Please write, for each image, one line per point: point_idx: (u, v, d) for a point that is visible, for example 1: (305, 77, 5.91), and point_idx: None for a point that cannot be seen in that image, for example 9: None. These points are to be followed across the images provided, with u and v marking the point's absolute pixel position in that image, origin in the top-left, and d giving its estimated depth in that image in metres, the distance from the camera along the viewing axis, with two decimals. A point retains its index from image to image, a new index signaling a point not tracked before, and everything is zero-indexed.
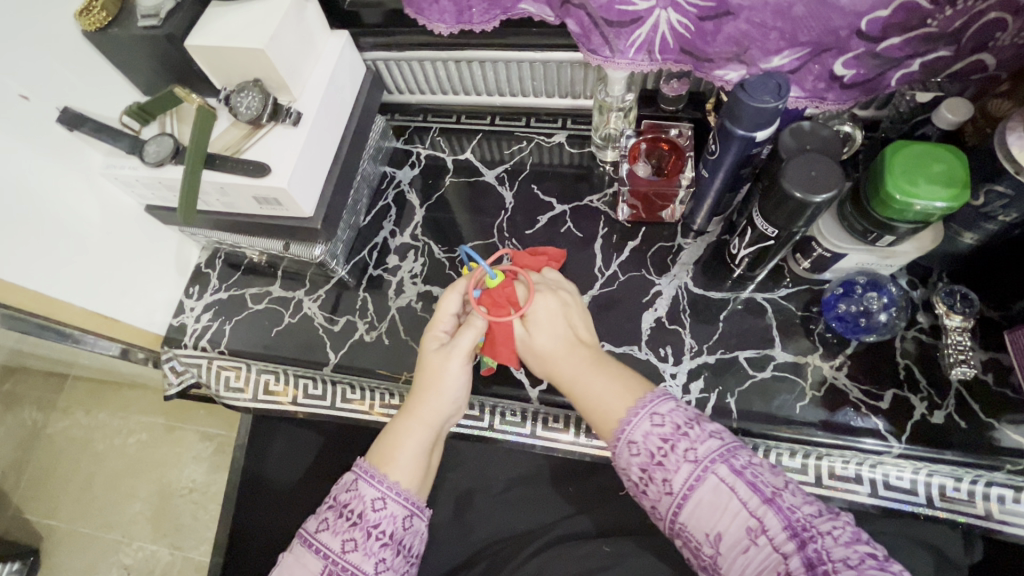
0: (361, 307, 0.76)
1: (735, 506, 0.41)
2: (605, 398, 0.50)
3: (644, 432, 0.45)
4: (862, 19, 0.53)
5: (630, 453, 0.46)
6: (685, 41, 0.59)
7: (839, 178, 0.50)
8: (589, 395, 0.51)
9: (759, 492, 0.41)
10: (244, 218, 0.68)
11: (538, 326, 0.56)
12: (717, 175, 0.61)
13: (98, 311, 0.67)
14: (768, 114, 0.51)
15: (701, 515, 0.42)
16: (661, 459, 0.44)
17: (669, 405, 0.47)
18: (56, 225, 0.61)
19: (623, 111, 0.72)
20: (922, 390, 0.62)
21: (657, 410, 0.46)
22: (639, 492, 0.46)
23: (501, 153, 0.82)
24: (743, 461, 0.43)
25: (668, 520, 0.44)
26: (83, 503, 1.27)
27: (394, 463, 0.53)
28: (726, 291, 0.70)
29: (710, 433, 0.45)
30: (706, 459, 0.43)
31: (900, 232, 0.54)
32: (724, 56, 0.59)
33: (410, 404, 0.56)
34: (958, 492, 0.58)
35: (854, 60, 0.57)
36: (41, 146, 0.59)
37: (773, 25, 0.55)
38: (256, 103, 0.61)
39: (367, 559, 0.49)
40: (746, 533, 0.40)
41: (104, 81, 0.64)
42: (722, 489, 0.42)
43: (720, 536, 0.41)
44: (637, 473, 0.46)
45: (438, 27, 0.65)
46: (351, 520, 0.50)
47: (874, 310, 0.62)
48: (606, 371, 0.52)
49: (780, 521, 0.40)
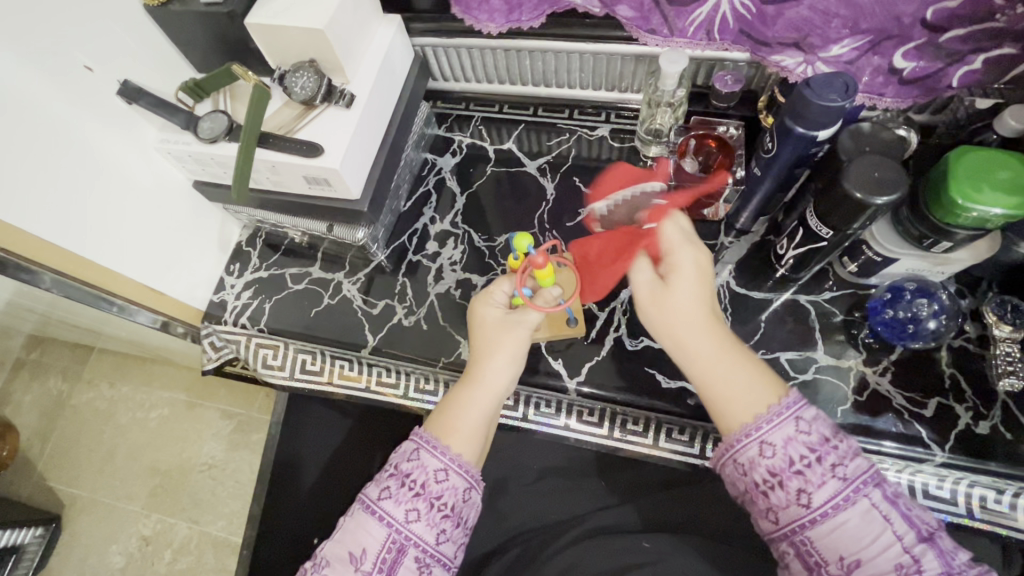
0: (400, 291, 0.77)
1: (885, 538, 0.43)
2: (737, 390, 0.48)
3: (785, 437, 0.45)
4: (927, 8, 0.53)
5: (762, 453, 0.46)
6: (746, 22, 0.60)
7: (902, 181, 0.49)
8: (716, 382, 0.50)
9: (915, 530, 0.44)
10: (291, 197, 0.69)
11: (682, 276, 0.53)
12: (770, 173, 0.60)
13: (147, 283, 0.69)
14: (832, 112, 0.51)
15: (842, 535, 0.43)
16: (805, 469, 0.45)
17: (815, 413, 0.47)
18: (111, 197, 0.63)
19: (673, 106, 0.71)
20: (968, 399, 0.61)
21: (805, 417, 0.46)
22: (757, 493, 0.46)
23: (544, 145, 0.82)
24: (894, 491, 0.45)
25: (789, 529, 0.45)
26: (106, 474, 1.29)
27: (454, 431, 0.53)
28: (769, 291, 0.69)
29: (859, 455, 0.46)
30: (860, 482, 0.44)
31: (957, 239, 0.54)
32: (781, 41, 0.60)
33: (473, 372, 0.57)
34: (999, 505, 0.56)
35: (916, 51, 0.57)
36: (100, 118, 0.60)
37: (838, 13, 0.56)
38: (312, 85, 0.61)
39: (429, 530, 0.50)
40: (896, 568, 0.42)
41: (162, 57, 0.65)
42: (875, 516, 0.43)
43: (858, 562, 0.43)
44: (763, 475, 0.46)
45: (487, 26, 0.68)
46: (414, 490, 0.51)
47: (923, 317, 0.61)
48: (741, 361, 0.50)
49: (937, 565, 0.42)
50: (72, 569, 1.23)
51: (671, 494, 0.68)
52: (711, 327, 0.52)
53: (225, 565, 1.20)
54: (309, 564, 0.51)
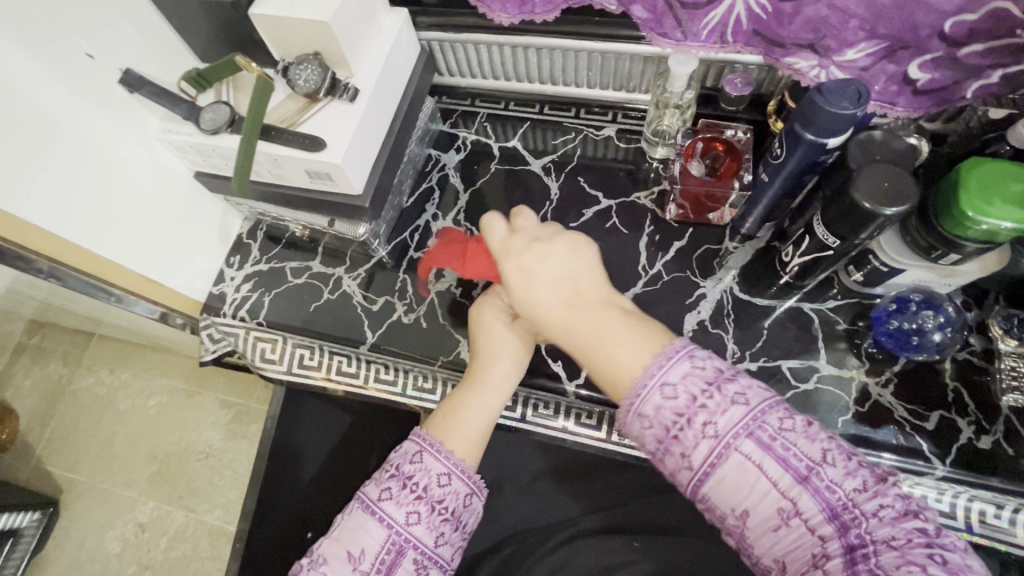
0: (400, 288, 0.76)
1: (760, 487, 0.41)
2: (616, 348, 0.48)
3: (655, 406, 0.44)
4: (946, 20, 0.53)
5: (642, 424, 0.45)
6: (761, 22, 0.59)
7: (912, 191, 0.48)
8: (597, 355, 0.49)
9: (792, 471, 0.40)
10: (291, 191, 0.68)
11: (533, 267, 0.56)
12: (777, 179, 0.59)
13: (147, 274, 0.69)
14: (843, 119, 0.50)
15: (726, 490, 0.42)
16: (677, 433, 0.43)
17: (683, 368, 0.44)
18: (113, 186, 0.62)
19: (680, 109, 0.70)
20: (971, 413, 0.61)
21: (669, 380, 0.44)
22: (656, 459, 0.46)
23: (550, 143, 0.81)
24: (770, 432, 0.41)
25: (688, 489, 0.44)
26: (103, 460, 1.29)
27: (457, 435, 0.55)
28: (772, 297, 0.69)
29: (732, 401, 0.42)
30: (729, 437, 0.41)
31: (966, 251, 0.53)
32: (797, 41, 0.59)
33: (476, 377, 0.59)
34: (998, 520, 0.56)
35: (932, 62, 0.56)
36: (101, 106, 0.59)
37: (855, 12, 0.55)
38: (315, 78, 0.60)
39: (429, 532, 0.51)
40: (777, 514, 0.40)
41: (165, 45, 0.64)
42: (748, 468, 0.41)
43: (747, 513, 0.41)
44: (652, 443, 0.45)
45: (499, 18, 0.67)
46: (417, 492, 0.52)
47: (928, 329, 0.60)
48: (613, 327, 0.50)
49: (816, 505, 0.39)
50: (66, 554, 1.24)
51: (667, 499, 0.67)
52: (574, 304, 0.53)
53: (220, 553, 1.21)
54: (305, 559, 0.51)
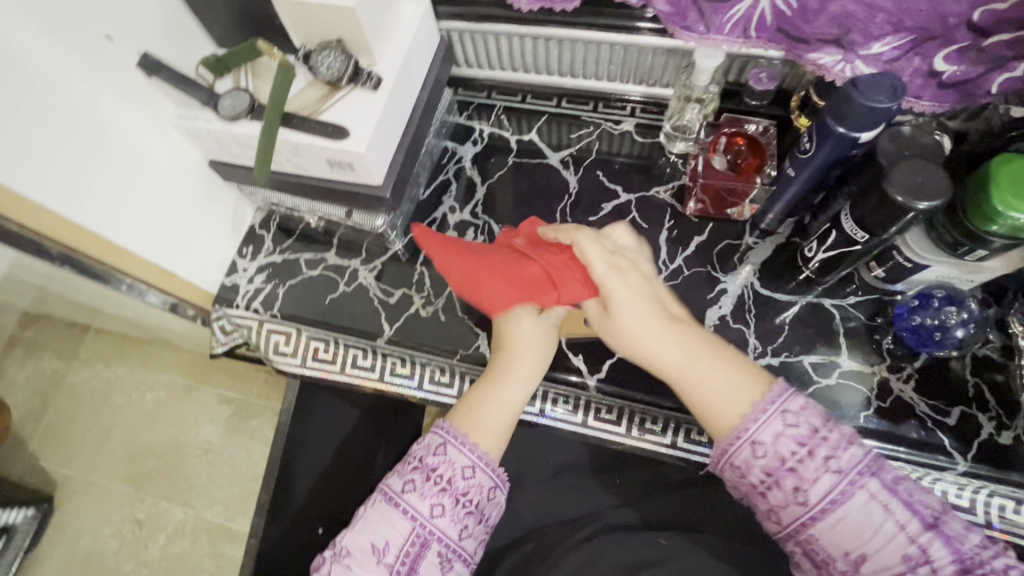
0: (417, 281, 0.75)
1: (888, 528, 0.43)
2: (718, 382, 0.50)
3: (773, 434, 0.46)
4: (976, 9, 0.52)
5: (754, 453, 0.47)
6: (785, 19, 0.59)
7: (946, 186, 0.49)
8: (698, 386, 0.51)
9: (919, 516, 0.43)
10: (311, 180, 0.67)
11: (626, 289, 0.55)
12: (804, 174, 0.59)
13: (161, 263, 0.67)
14: (877, 113, 0.50)
15: (844, 530, 0.44)
16: (795, 466, 0.45)
17: (799, 402, 0.47)
18: (128, 172, 0.61)
19: (702, 102, 0.70)
20: (991, 409, 0.61)
21: (791, 411, 0.47)
22: (754, 494, 0.48)
23: (568, 137, 0.81)
24: (891, 477, 0.45)
25: (792, 527, 0.46)
26: (101, 455, 1.27)
27: (480, 428, 0.54)
28: (792, 292, 0.69)
29: (852, 442, 0.46)
30: (854, 475, 0.44)
31: (993, 247, 0.53)
32: (822, 38, 0.59)
33: (497, 371, 0.59)
34: (1018, 516, 0.57)
35: (958, 53, 0.56)
36: (119, 89, 0.58)
37: (883, 6, 0.54)
38: (338, 66, 0.60)
39: (453, 525, 0.51)
40: (902, 560, 0.42)
41: (184, 29, 0.62)
42: (873, 508, 0.44)
43: (865, 557, 0.44)
44: (758, 476, 0.47)
45: (519, 2, 0.66)
46: (440, 485, 0.51)
47: (950, 325, 0.60)
48: (714, 358, 0.52)
49: (947, 553, 0.42)
50: (62, 551, 1.21)
51: (686, 494, 0.67)
52: (673, 332, 0.54)
53: (221, 550, 1.19)
54: (329, 553, 0.50)
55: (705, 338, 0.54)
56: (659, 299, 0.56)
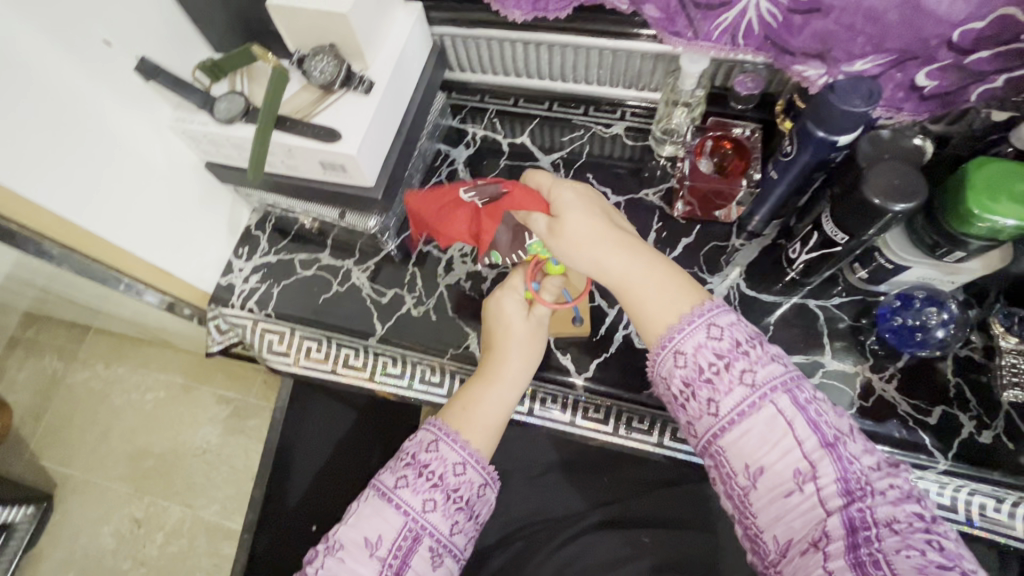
0: (409, 281, 0.76)
1: (786, 444, 0.43)
2: (656, 290, 0.50)
3: (696, 344, 0.47)
4: (954, 30, 0.54)
5: (676, 363, 0.48)
6: (772, 30, 0.60)
7: (922, 189, 0.50)
8: (634, 292, 0.51)
9: (820, 435, 0.43)
10: (305, 182, 0.68)
11: (569, 211, 0.54)
12: (787, 176, 0.60)
13: (158, 263, 0.69)
14: (856, 117, 0.51)
15: (747, 443, 0.44)
16: (712, 376, 0.46)
17: (726, 318, 0.48)
18: (127, 174, 0.62)
19: (690, 106, 0.72)
20: (972, 409, 0.62)
21: (719, 323, 0.47)
22: (678, 405, 0.49)
23: (560, 140, 0.82)
24: (804, 395, 0.45)
25: (705, 440, 0.47)
26: (100, 454, 1.28)
27: (473, 428, 0.55)
28: (777, 295, 0.70)
29: (773, 360, 0.46)
30: (767, 388, 0.44)
31: (971, 249, 0.54)
32: (804, 51, 0.60)
33: (488, 370, 0.60)
34: (999, 514, 0.58)
35: (939, 70, 0.58)
36: (117, 92, 0.59)
37: (863, 30, 0.56)
38: (331, 70, 0.61)
39: (444, 521, 0.52)
40: (794, 476, 0.43)
41: (181, 35, 0.64)
42: (777, 423, 0.44)
43: (760, 469, 0.44)
44: (679, 386, 0.48)
45: (513, 13, 0.68)
46: (433, 481, 0.52)
47: (931, 326, 0.61)
48: (652, 265, 0.52)
49: (834, 473, 0.42)
50: (62, 548, 1.23)
51: (673, 492, 0.68)
52: (619, 243, 0.53)
53: (218, 549, 1.20)
54: (321, 546, 0.52)
55: (652, 252, 0.53)
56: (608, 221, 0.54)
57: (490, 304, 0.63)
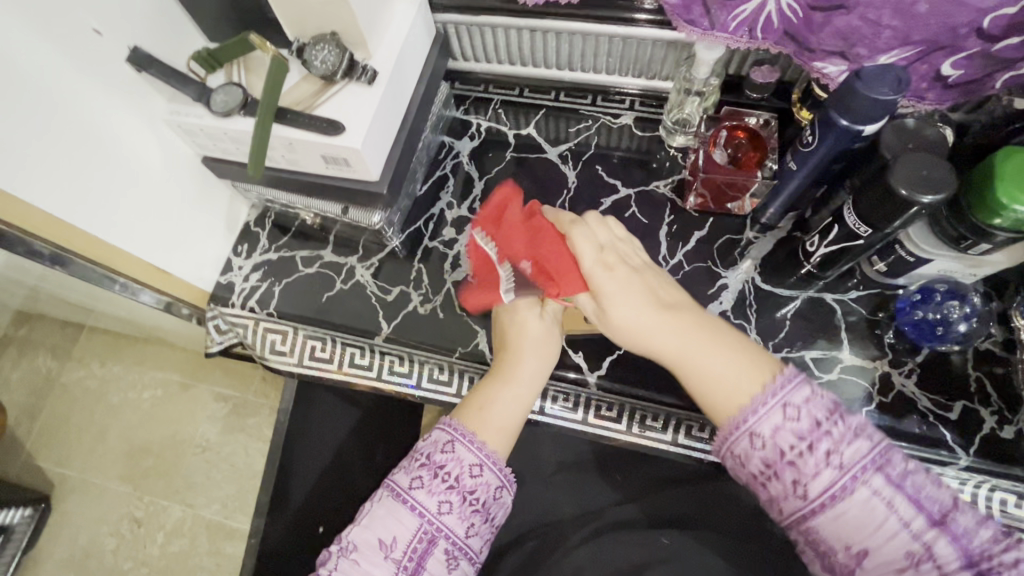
0: (415, 278, 0.74)
1: (891, 524, 0.42)
2: (724, 370, 0.49)
3: (774, 428, 0.45)
4: (985, 17, 0.52)
5: (753, 445, 0.45)
6: (791, 24, 0.59)
7: (950, 180, 0.48)
8: (699, 369, 0.50)
9: (923, 511, 0.42)
10: (307, 177, 0.66)
11: (613, 295, 0.54)
12: (806, 167, 0.59)
13: (153, 261, 0.66)
14: (882, 106, 0.49)
15: (846, 524, 0.43)
16: (796, 459, 0.43)
17: (804, 394, 0.45)
18: (121, 170, 0.60)
19: (703, 96, 0.70)
20: (993, 403, 0.61)
21: (795, 404, 0.45)
22: (756, 484, 0.46)
23: (567, 131, 0.80)
24: (896, 467, 0.43)
25: (794, 520, 0.45)
26: (97, 455, 1.26)
27: (486, 426, 0.54)
28: (791, 288, 0.68)
29: (858, 433, 0.43)
30: (858, 468, 0.42)
31: (997, 241, 0.53)
32: (827, 50, 0.59)
33: (501, 371, 0.58)
34: (1020, 509, 0.57)
35: (966, 60, 0.56)
36: (109, 84, 0.56)
37: (888, 23, 0.55)
38: (334, 59, 0.58)
39: (460, 523, 0.50)
40: (906, 556, 0.41)
41: (175, 24, 0.61)
42: (876, 504, 0.42)
43: (867, 552, 0.42)
44: (759, 466, 0.45)
45: None
46: (448, 482, 0.51)
47: (952, 319, 0.60)
48: (717, 343, 0.51)
49: (952, 549, 0.41)
50: (61, 550, 1.21)
51: (687, 490, 0.67)
52: (671, 321, 0.53)
53: (220, 548, 1.19)
54: (335, 547, 0.50)
55: (709, 326, 0.53)
56: (657, 298, 0.54)
57: (501, 312, 0.62)
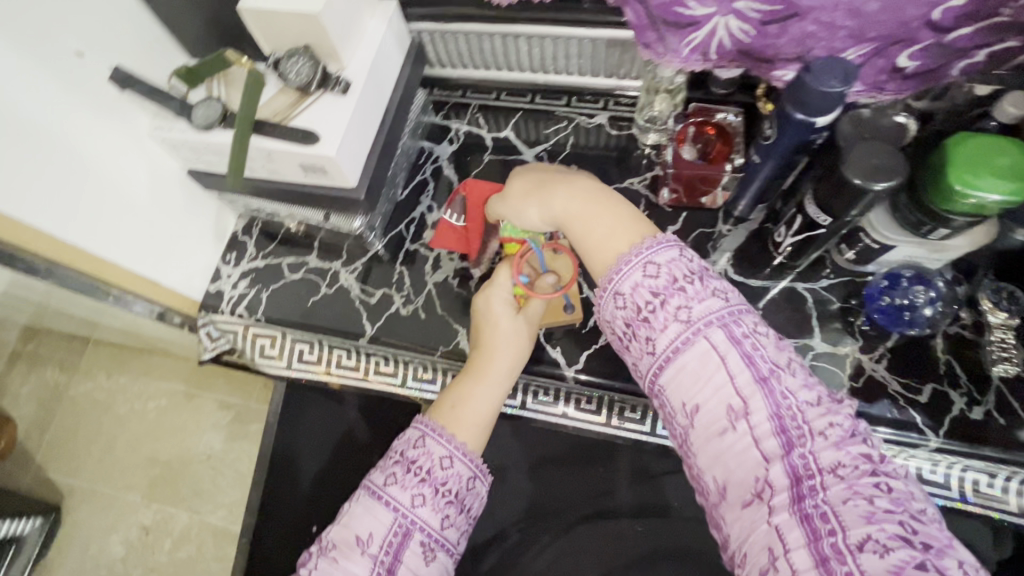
0: (397, 281, 0.76)
1: (719, 378, 0.44)
2: (596, 233, 0.55)
3: (635, 285, 0.49)
4: (935, 10, 0.53)
5: (617, 304, 0.50)
6: (743, 44, 0.61)
7: (901, 167, 0.49)
8: (587, 231, 0.55)
9: (753, 371, 0.43)
10: (288, 185, 0.68)
11: (515, 188, 0.62)
12: (769, 160, 0.60)
13: (143, 272, 0.69)
14: (832, 98, 0.50)
15: (682, 377, 0.46)
16: (648, 317, 0.47)
17: (669, 256, 0.49)
18: (108, 185, 0.62)
19: (670, 93, 0.71)
20: (963, 385, 0.61)
21: (655, 260, 0.49)
22: (624, 344, 0.51)
23: (542, 132, 0.82)
24: (742, 330, 0.45)
25: (648, 379, 0.49)
26: (104, 464, 1.29)
27: (462, 423, 0.56)
28: (765, 279, 0.69)
29: (711, 294, 0.47)
30: (700, 323, 0.45)
31: (955, 226, 0.54)
32: (786, 59, 0.61)
33: (477, 366, 0.60)
34: (991, 488, 0.59)
35: (921, 51, 0.58)
36: (93, 103, 0.59)
37: (844, 24, 0.56)
38: (307, 71, 0.61)
39: (434, 514, 0.52)
40: (727, 412, 0.43)
41: (157, 44, 0.64)
42: (710, 358, 0.45)
43: (697, 409, 0.45)
44: (622, 329, 0.50)
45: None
46: (421, 475, 0.53)
47: (918, 304, 0.63)
48: (610, 212, 0.55)
49: (768, 411, 0.42)
50: (71, 558, 1.24)
51: (667, 480, 0.68)
52: (580, 200, 0.57)
53: (224, 553, 1.21)
54: (314, 549, 0.52)
55: (603, 195, 0.57)
56: (550, 182, 0.60)
57: (479, 303, 0.63)
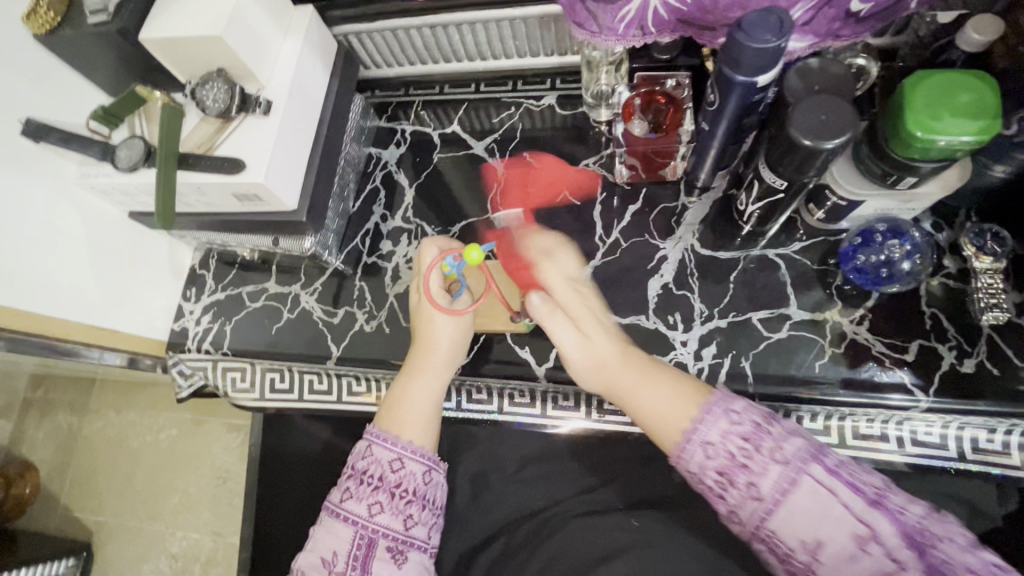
0: (358, 297, 0.75)
1: (837, 511, 0.38)
2: (661, 398, 0.48)
3: (721, 431, 0.42)
4: None
5: (705, 454, 0.43)
6: (682, 13, 0.57)
7: (851, 119, 0.45)
8: (644, 398, 0.49)
9: (862, 494, 0.38)
10: (227, 216, 0.66)
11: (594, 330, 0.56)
12: (718, 126, 0.56)
13: (98, 325, 0.67)
14: (770, 54, 0.46)
15: (799, 521, 0.39)
16: (745, 459, 0.41)
17: (741, 402, 0.44)
18: (43, 240, 0.60)
19: (613, 65, 0.67)
20: (951, 338, 0.59)
21: (735, 408, 0.43)
22: (715, 497, 0.43)
23: (490, 122, 0.78)
24: (834, 461, 0.41)
25: (750, 525, 0.41)
26: (127, 499, 1.24)
27: (406, 423, 0.56)
28: (734, 250, 0.66)
29: (793, 433, 0.41)
30: (799, 460, 0.40)
31: (922, 173, 0.50)
32: (725, 21, 0.56)
33: (411, 366, 0.60)
34: (991, 444, 0.56)
35: None
36: (11, 164, 0.57)
37: None
38: (223, 96, 0.57)
39: (395, 518, 0.52)
40: (853, 540, 0.37)
41: (70, 88, 0.61)
42: (821, 494, 0.38)
43: (820, 545, 0.38)
44: (711, 478, 0.42)
45: None
46: (373, 484, 0.53)
47: (895, 260, 0.58)
48: (667, 378, 0.50)
49: (894, 526, 0.37)
50: None
51: (659, 467, 0.66)
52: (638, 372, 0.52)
53: None
54: None
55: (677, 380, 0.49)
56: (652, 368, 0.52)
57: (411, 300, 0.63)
